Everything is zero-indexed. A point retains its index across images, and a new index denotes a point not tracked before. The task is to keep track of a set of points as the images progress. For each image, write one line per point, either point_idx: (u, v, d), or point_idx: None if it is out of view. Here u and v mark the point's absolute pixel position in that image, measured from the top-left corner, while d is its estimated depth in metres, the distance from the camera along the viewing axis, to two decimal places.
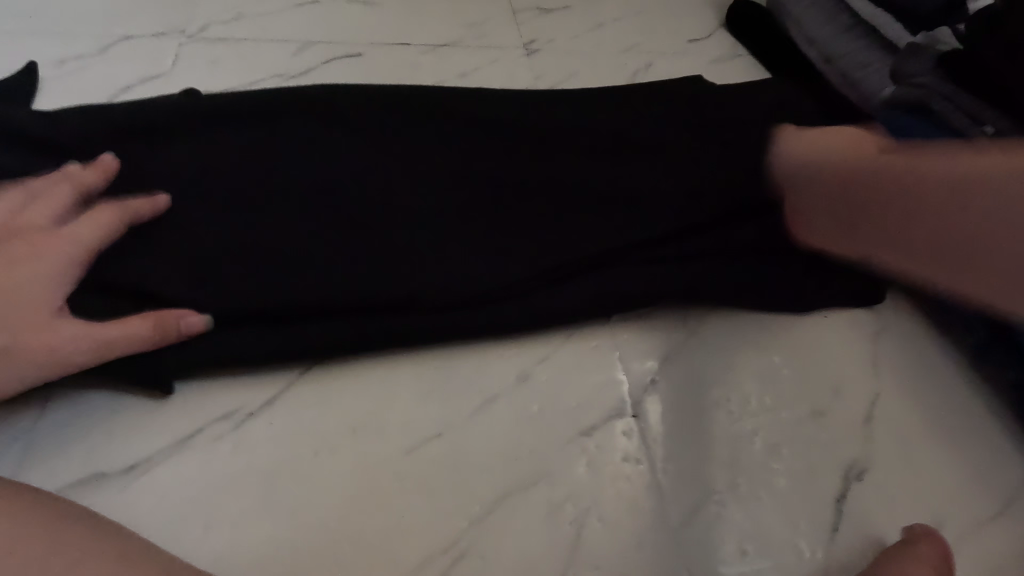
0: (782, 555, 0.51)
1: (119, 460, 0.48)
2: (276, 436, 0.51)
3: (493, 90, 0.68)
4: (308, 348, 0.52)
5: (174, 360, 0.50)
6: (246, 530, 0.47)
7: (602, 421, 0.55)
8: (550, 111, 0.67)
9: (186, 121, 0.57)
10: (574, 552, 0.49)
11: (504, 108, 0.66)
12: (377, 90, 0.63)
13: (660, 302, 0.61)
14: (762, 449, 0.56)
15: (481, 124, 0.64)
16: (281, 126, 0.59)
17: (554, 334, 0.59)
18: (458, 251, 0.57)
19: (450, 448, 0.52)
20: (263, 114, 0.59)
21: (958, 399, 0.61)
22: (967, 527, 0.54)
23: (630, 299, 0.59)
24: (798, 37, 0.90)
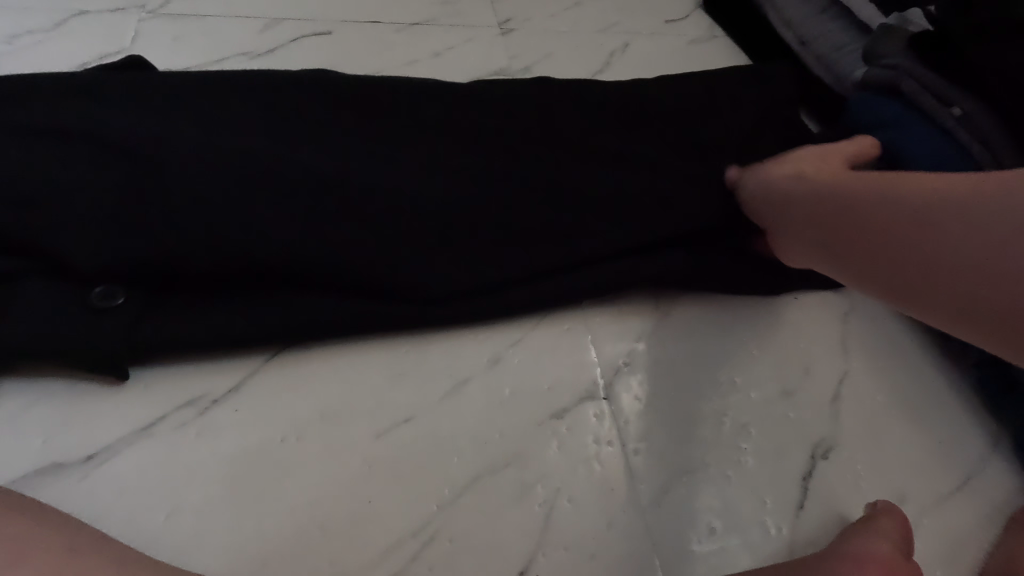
0: (750, 532, 0.52)
1: (77, 450, 0.47)
2: (241, 423, 0.50)
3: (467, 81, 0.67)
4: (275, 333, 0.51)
5: (126, 344, 0.48)
6: (210, 518, 0.46)
7: (576, 403, 0.55)
8: (524, 96, 0.67)
9: (138, 97, 0.55)
10: (543, 532, 0.49)
11: (476, 95, 0.65)
12: (344, 80, 0.62)
13: (632, 287, 0.61)
14: (731, 429, 0.56)
15: (454, 110, 0.64)
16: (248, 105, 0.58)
17: (527, 318, 0.59)
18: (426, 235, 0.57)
19: (420, 431, 0.51)
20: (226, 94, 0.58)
21: (923, 377, 0.62)
22: (929, 501, 0.55)
23: (603, 284, 0.59)
24: (775, 20, 0.89)
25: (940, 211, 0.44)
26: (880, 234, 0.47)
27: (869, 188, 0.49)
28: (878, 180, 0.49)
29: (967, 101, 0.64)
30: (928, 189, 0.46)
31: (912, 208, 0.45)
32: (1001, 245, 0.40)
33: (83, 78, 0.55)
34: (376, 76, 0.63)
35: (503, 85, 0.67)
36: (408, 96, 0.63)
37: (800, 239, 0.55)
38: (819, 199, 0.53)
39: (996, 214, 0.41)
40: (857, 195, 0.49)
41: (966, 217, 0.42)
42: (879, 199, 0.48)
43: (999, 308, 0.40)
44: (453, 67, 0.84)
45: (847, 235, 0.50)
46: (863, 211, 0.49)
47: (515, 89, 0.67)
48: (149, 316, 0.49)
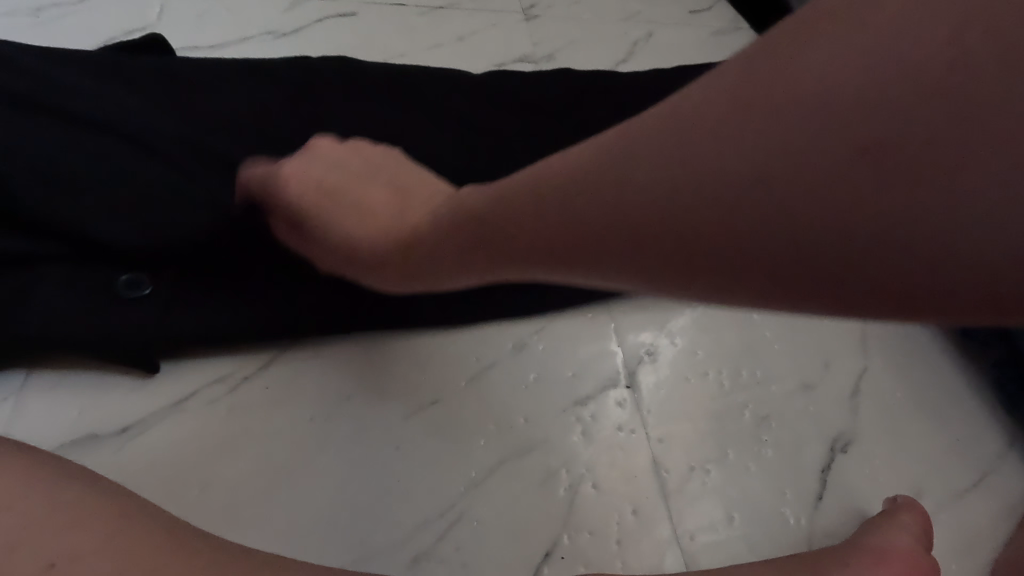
0: (768, 523, 0.52)
1: (110, 422, 0.48)
2: (272, 400, 0.51)
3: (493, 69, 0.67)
4: (308, 317, 0.52)
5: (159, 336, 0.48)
6: (243, 493, 0.47)
7: (596, 391, 0.56)
8: (551, 85, 0.67)
9: (162, 80, 0.55)
10: (568, 515, 0.50)
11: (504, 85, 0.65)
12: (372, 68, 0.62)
13: None
14: (752, 420, 0.57)
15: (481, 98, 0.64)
16: (275, 90, 0.58)
17: (353, 269, 0.47)
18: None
19: (445, 414, 0.52)
20: (252, 77, 0.58)
21: (945, 375, 0.63)
22: (944, 496, 0.56)
23: None
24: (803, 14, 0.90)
25: (796, 146, 0.23)
26: (811, 263, 0.23)
27: (558, 174, 0.31)
28: (655, 144, 0.27)
29: None
30: (561, 188, 0.31)
31: (728, 187, 0.25)
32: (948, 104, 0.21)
33: (108, 59, 0.54)
34: (404, 68, 0.63)
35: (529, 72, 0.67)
36: (436, 84, 0.63)
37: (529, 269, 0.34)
38: (610, 230, 0.29)
39: (825, 96, 0.23)
40: (604, 240, 0.29)
41: (791, 122, 0.23)
42: (673, 194, 0.26)
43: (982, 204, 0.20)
44: (477, 54, 0.83)
45: (753, 280, 0.25)
46: (715, 177, 0.25)
47: (540, 76, 0.67)
48: (178, 300, 0.49)
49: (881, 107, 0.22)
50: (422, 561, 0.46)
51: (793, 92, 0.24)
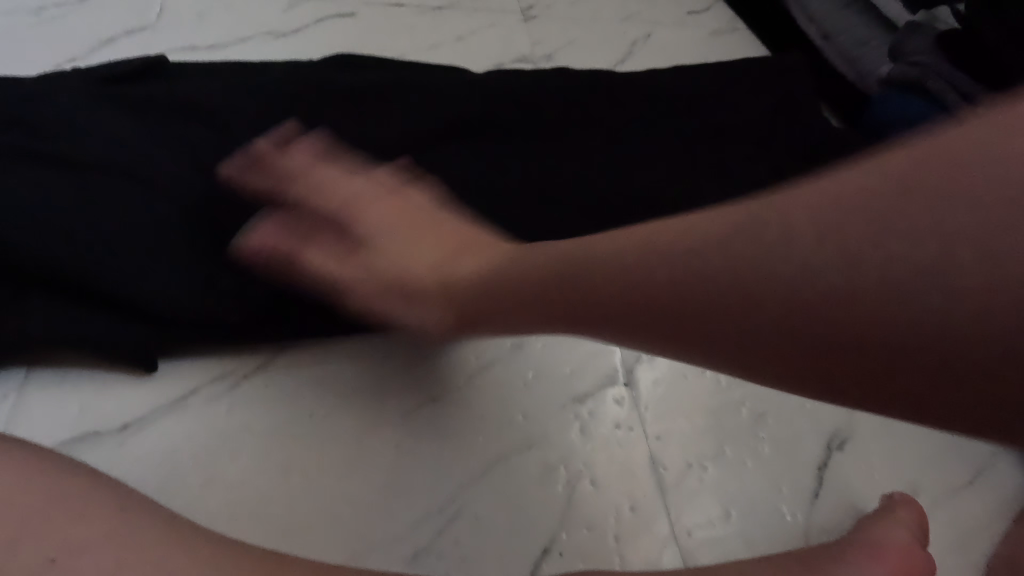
0: (765, 519, 0.53)
1: (112, 419, 0.48)
2: (271, 397, 0.51)
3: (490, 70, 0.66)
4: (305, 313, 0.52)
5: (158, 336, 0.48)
6: (243, 490, 0.47)
7: (595, 388, 0.56)
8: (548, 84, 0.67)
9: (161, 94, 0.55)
10: (567, 511, 0.50)
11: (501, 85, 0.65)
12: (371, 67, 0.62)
13: None
14: (749, 417, 0.57)
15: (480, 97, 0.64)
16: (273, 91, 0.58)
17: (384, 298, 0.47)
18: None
19: (444, 412, 0.52)
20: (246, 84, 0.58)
21: None
22: (940, 493, 0.56)
23: None
24: (797, 12, 0.87)
25: (812, 310, 0.30)
26: (892, 367, 0.28)
27: (605, 260, 0.37)
28: (687, 264, 0.33)
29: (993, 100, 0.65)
30: (695, 269, 0.33)
31: (880, 277, 0.28)
32: (941, 288, 0.27)
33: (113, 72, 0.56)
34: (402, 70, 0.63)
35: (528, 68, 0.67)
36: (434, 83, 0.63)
37: (612, 327, 0.37)
38: (661, 304, 0.34)
39: (827, 284, 0.29)
40: (734, 318, 0.32)
41: (817, 281, 0.29)
42: (720, 283, 0.32)
43: (965, 362, 0.26)
44: (477, 53, 0.84)
45: (757, 351, 0.32)
46: (742, 322, 0.32)
47: (539, 73, 0.67)
48: None
49: (904, 248, 0.28)
50: (422, 557, 0.47)
51: (809, 263, 0.30)
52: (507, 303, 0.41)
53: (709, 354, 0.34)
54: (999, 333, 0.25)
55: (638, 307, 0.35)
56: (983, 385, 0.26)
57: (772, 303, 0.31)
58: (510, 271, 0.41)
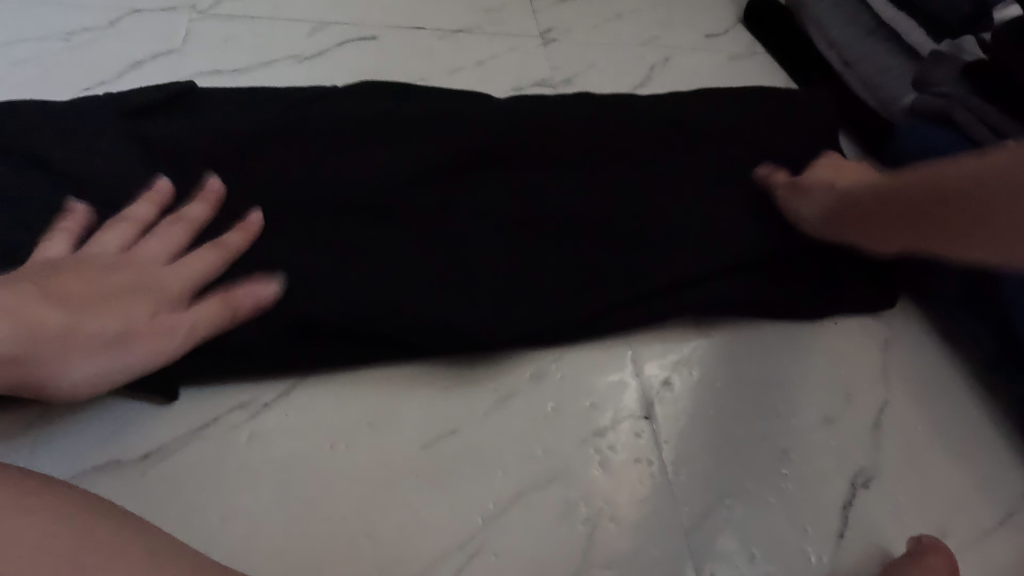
0: (791, 560, 0.52)
1: (133, 449, 0.48)
2: (291, 428, 0.51)
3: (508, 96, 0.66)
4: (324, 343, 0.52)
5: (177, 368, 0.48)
6: (262, 524, 0.47)
7: (616, 422, 0.56)
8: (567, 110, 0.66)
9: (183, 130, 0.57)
10: (588, 550, 0.50)
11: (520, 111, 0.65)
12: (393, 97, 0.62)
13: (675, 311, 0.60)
14: (772, 454, 0.56)
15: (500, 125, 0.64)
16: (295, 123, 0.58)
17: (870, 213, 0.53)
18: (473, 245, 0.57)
19: (464, 444, 0.52)
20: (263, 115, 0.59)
21: (968, 410, 0.62)
22: (969, 536, 0.55)
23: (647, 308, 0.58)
24: (817, 38, 0.89)
25: (928, 192, 0.47)
26: (977, 215, 0.42)
27: (857, 200, 0.55)
28: (885, 189, 0.51)
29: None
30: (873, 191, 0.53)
31: (955, 175, 0.45)
32: (998, 171, 0.41)
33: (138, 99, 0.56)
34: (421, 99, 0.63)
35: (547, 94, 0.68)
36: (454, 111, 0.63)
37: (874, 237, 0.53)
38: (902, 203, 0.49)
39: (950, 175, 0.45)
40: (955, 187, 0.44)
41: (936, 179, 0.46)
42: (908, 196, 0.49)
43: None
44: (496, 77, 0.84)
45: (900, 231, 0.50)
46: (902, 208, 0.49)
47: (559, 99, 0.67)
48: None
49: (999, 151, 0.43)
50: None
51: (931, 192, 0.46)
52: (909, 231, 0.49)
53: (960, 236, 0.44)
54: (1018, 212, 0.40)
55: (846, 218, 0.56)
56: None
57: (929, 177, 0.47)
58: (889, 202, 0.51)
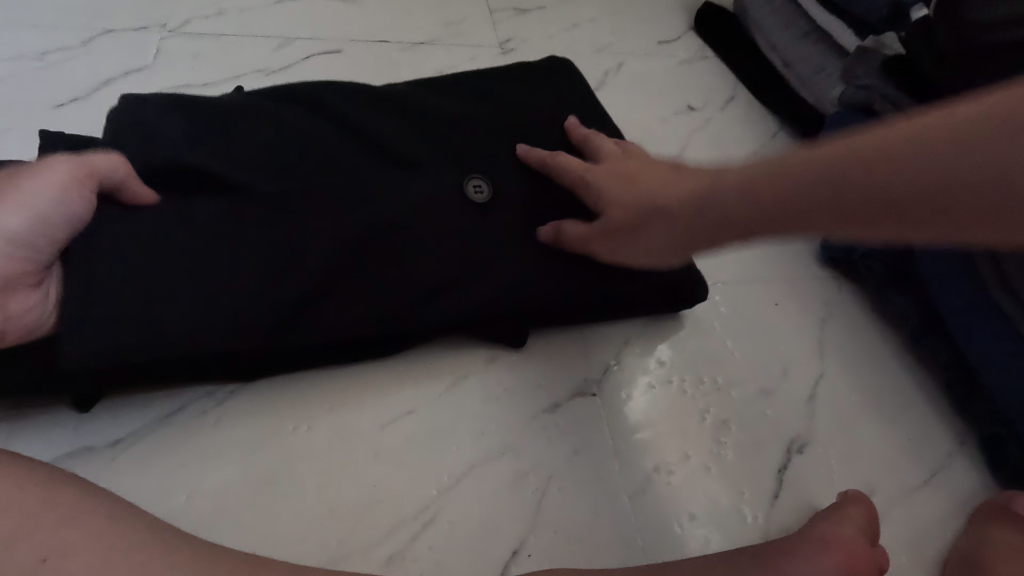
0: (728, 520, 0.55)
1: (104, 435, 0.51)
2: (254, 413, 0.54)
3: (443, 95, 0.67)
4: (269, 341, 0.51)
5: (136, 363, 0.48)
6: (229, 499, 0.50)
7: (567, 399, 0.59)
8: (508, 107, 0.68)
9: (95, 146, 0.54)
10: (537, 515, 0.53)
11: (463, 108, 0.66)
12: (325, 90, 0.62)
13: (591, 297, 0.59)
14: (713, 424, 0.60)
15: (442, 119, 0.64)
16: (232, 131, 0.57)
17: (875, 197, 0.35)
18: (436, 214, 0.57)
19: (420, 423, 0.55)
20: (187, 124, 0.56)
21: (899, 379, 0.66)
22: (897, 493, 0.59)
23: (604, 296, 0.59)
24: (763, 42, 0.93)
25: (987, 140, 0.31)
26: (941, 188, 0.32)
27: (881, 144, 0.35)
28: (870, 169, 0.35)
29: None
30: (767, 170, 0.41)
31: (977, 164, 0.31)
32: (927, 173, 0.33)
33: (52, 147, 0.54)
34: (360, 92, 0.63)
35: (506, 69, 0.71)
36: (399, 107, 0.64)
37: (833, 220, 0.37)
38: (931, 178, 0.32)
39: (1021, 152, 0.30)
40: (896, 163, 0.34)
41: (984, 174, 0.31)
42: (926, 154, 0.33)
43: (948, 198, 0.32)
44: None
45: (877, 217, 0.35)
46: (856, 189, 0.35)
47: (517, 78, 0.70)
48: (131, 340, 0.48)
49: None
50: (394, 563, 0.49)
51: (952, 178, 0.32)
52: (860, 171, 0.35)
53: (878, 228, 0.35)
54: None
55: (857, 214, 0.36)
56: (938, 172, 0.32)
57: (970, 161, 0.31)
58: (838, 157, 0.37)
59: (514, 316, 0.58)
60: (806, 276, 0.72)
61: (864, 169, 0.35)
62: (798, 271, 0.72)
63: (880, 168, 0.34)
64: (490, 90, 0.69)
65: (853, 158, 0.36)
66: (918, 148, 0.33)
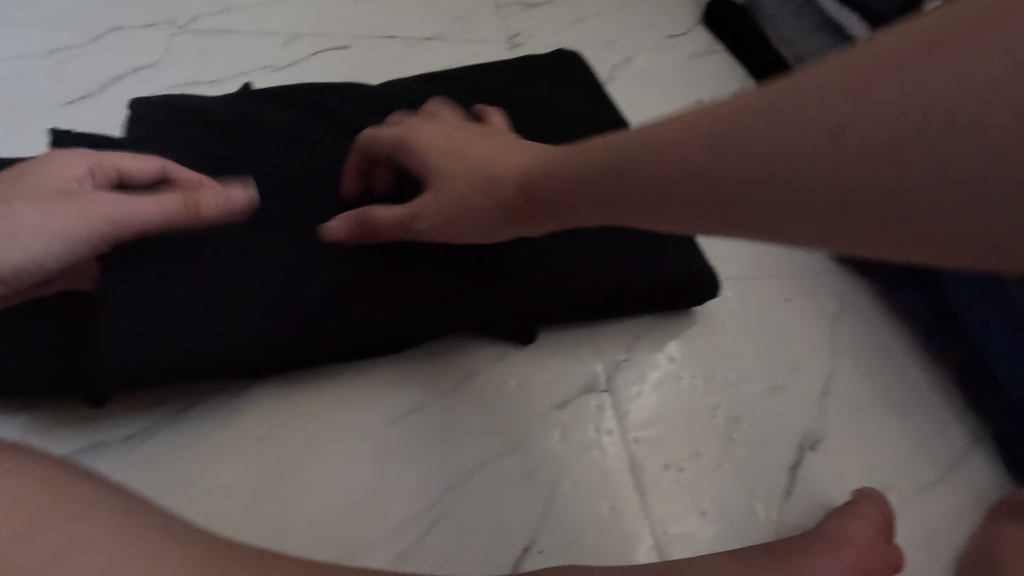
0: (740, 518, 0.55)
1: (116, 431, 0.51)
2: (264, 410, 0.54)
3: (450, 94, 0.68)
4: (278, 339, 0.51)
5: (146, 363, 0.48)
6: (240, 495, 0.50)
7: (576, 395, 0.59)
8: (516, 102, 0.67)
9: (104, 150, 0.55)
10: (547, 511, 0.53)
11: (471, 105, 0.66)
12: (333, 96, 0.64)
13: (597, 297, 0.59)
14: (723, 421, 0.60)
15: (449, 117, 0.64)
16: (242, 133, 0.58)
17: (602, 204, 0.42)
18: None
19: (429, 419, 0.55)
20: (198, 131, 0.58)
21: (912, 375, 0.65)
22: (911, 491, 0.58)
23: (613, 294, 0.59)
24: (774, 36, 0.92)
25: (821, 135, 0.32)
26: (892, 170, 0.30)
27: (644, 139, 0.40)
28: (747, 136, 0.34)
29: None
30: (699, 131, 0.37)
31: (898, 135, 0.30)
32: (842, 153, 0.31)
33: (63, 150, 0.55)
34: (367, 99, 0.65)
35: (514, 64, 0.71)
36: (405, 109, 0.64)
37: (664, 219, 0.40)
38: (748, 170, 0.34)
39: (818, 152, 0.32)
40: (749, 165, 0.34)
41: (814, 165, 0.32)
42: (767, 158, 0.34)
43: (883, 174, 0.30)
44: None
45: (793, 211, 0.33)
46: (770, 186, 0.34)
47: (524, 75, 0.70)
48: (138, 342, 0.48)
49: (912, 107, 0.29)
50: (404, 559, 0.49)
51: (819, 165, 0.32)
52: (722, 154, 0.35)
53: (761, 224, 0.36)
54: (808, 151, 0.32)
55: (613, 201, 0.42)
56: (851, 173, 0.31)
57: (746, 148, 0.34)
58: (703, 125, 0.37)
59: (523, 314, 0.57)
60: (817, 271, 0.71)
61: (735, 183, 0.35)
62: (810, 267, 0.71)
63: (723, 137, 0.36)
64: (497, 86, 0.68)
65: (744, 139, 0.34)
66: (783, 113, 0.33)
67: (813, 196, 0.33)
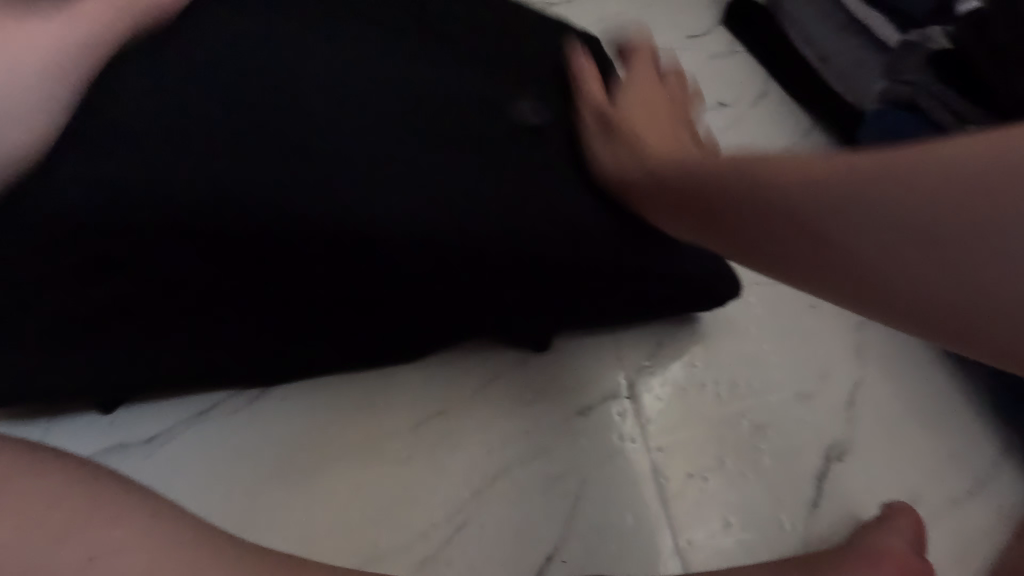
0: (766, 529, 0.54)
1: (140, 432, 0.51)
2: (286, 413, 0.53)
3: None
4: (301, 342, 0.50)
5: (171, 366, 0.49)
6: (264, 499, 0.50)
7: (600, 402, 0.58)
8: None
9: None
10: (572, 519, 0.52)
11: None
12: None
13: (620, 303, 0.58)
14: (749, 429, 0.59)
15: None
16: None
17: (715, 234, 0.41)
18: None
19: (451, 425, 0.55)
20: None
21: (941, 384, 0.64)
22: (942, 504, 0.57)
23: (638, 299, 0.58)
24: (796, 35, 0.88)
25: (912, 209, 0.30)
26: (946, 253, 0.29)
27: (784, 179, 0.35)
28: (832, 203, 0.32)
29: (985, 119, 0.61)
30: (727, 173, 0.39)
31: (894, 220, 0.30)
32: (890, 227, 0.30)
33: None
34: None
35: None
36: None
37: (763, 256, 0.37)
38: (806, 228, 0.34)
39: (908, 228, 0.30)
40: (821, 214, 0.33)
41: (906, 264, 0.30)
42: (829, 216, 0.33)
43: (905, 257, 0.30)
44: None
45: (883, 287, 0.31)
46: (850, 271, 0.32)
47: None
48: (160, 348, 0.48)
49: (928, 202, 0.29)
50: (429, 565, 0.49)
51: (898, 248, 0.30)
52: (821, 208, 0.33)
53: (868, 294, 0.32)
54: (877, 221, 0.31)
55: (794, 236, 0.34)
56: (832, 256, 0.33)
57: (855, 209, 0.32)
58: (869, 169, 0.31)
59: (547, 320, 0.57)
60: None
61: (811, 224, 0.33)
62: None
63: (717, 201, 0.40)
64: None
65: (812, 199, 0.33)
66: (863, 186, 0.31)
67: (903, 280, 0.30)
